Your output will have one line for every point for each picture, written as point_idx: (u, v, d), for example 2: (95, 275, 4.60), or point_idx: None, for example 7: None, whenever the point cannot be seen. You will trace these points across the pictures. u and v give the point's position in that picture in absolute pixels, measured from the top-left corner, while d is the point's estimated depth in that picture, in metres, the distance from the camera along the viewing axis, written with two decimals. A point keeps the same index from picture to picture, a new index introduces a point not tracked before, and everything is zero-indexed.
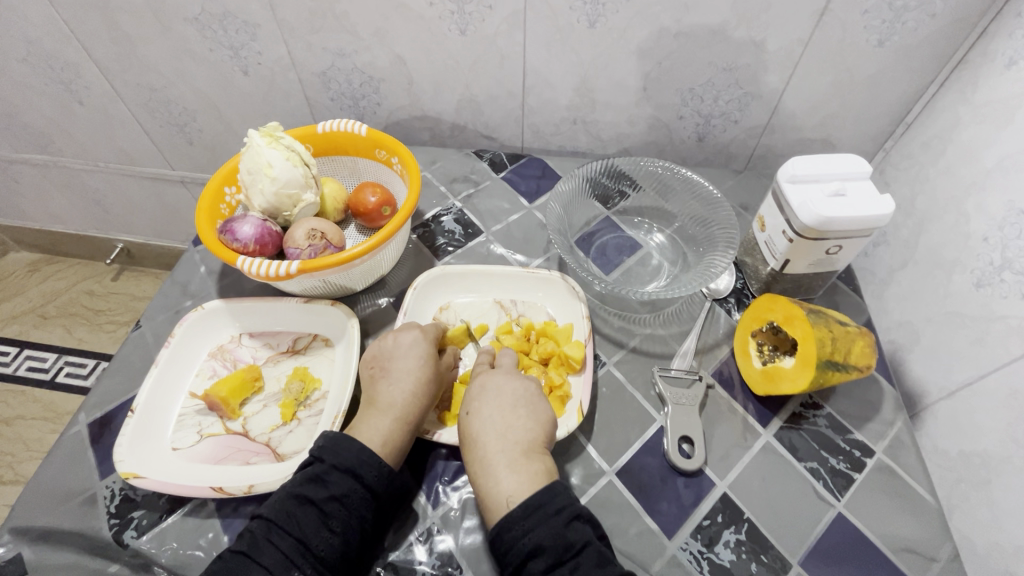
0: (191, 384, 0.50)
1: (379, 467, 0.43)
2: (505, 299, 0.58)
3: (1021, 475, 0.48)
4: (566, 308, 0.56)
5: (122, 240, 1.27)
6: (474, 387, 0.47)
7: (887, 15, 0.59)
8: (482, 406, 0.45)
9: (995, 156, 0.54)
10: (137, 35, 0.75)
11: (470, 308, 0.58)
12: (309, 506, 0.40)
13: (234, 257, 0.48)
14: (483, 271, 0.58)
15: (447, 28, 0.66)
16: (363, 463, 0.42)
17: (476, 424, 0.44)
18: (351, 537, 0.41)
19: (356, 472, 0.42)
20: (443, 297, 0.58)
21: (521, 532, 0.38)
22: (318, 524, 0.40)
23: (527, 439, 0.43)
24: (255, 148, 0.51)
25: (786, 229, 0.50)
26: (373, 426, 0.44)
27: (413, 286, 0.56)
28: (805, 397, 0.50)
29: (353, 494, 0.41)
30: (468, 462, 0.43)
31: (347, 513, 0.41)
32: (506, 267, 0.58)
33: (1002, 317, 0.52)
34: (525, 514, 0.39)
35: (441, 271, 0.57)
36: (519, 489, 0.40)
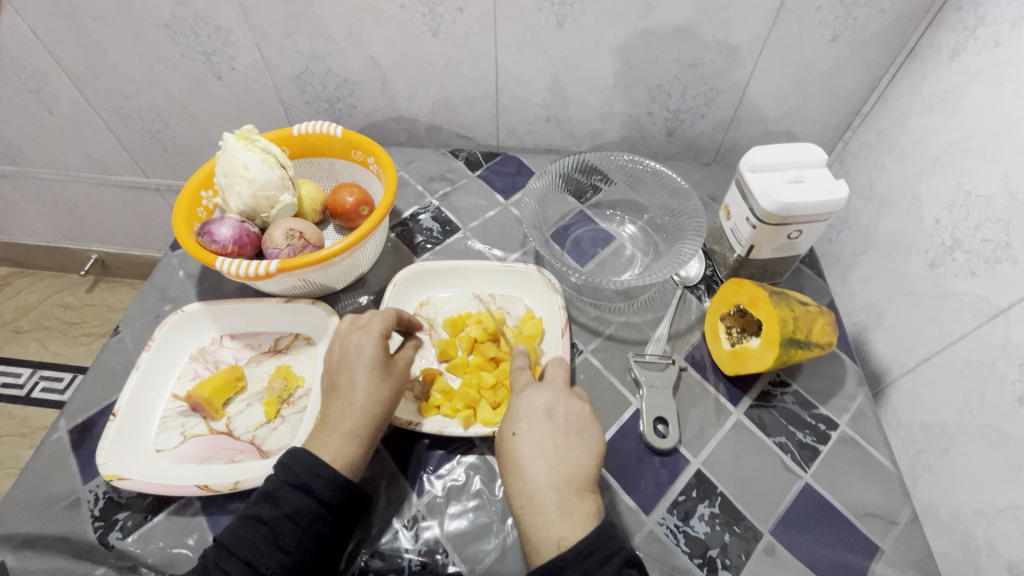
0: (173, 387, 0.50)
1: (333, 480, 0.42)
2: (484, 293, 0.59)
3: (978, 443, 0.52)
4: (543, 300, 0.58)
5: (97, 250, 1.24)
6: (521, 405, 0.46)
7: (840, 11, 0.62)
8: (535, 433, 0.44)
9: (944, 143, 0.58)
10: (107, 43, 0.75)
11: (450, 302, 0.59)
12: (260, 526, 0.40)
13: (213, 258, 0.48)
14: (462, 266, 0.59)
15: (419, 30, 0.68)
16: (316, 476, 0.41)
17: (526, 454, 0.42)
18: (305, 556, 0.40)
19: (308, 487, 0.41)
20: (424, 293, 0.59)
21: (572, 575, 0.36)
22: (268, 545, 0.39)
23: (579, 477, 0.41)
24: (231, 150, 0.52)
25: (749, 217, 0.52)
26: (324, 444, 0.44)
27: (393, 283, 0.57)
28: (773, 376, 0.52)
29: (304, 510, 0.40)
30: (513, 493, 0.42)
31: (300, 531, 0.40)
32: (484, 262, 0.59)
33: (955, 294, 0.55)
34: (577, 558, 0.36)
35: (420, 267, 0.58)
36: (568, 529, 0.39)
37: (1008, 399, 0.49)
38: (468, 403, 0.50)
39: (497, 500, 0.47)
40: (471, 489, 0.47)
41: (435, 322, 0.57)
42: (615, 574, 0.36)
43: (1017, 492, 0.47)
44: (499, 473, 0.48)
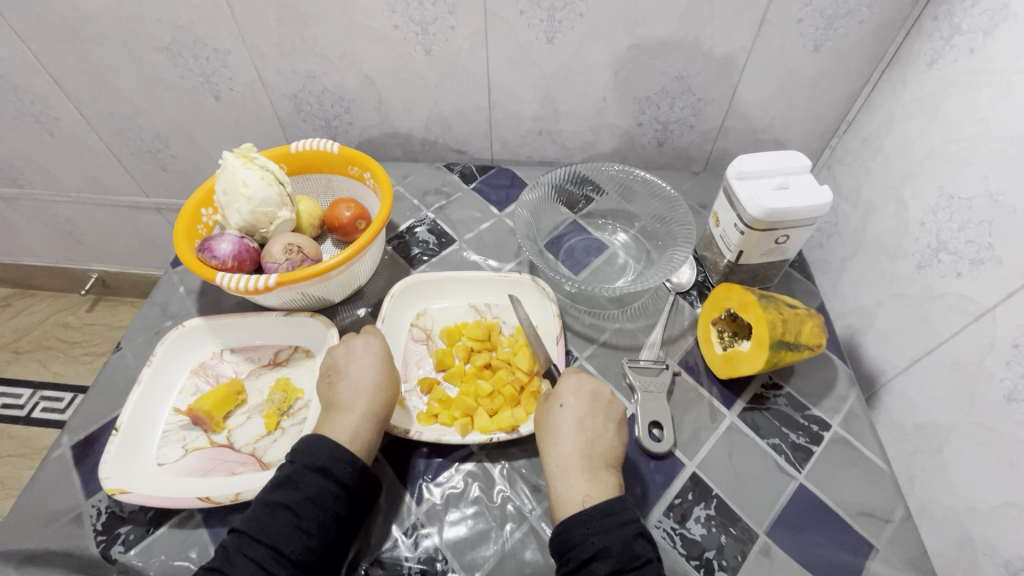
0: (174, 401, 0.51)
1: (352, 464, 0.44)
2: (480, 303, 0.60)
3: (970, 441, 0.52)
4: (537, 309, 0.59)
5: (97, 270, 1.25)
6: (565, 383, 0.49)
7: (820, 23, 0.64)
8: (577, 407, 0.47)
9: (925, 147, 0.59)
10: (109, 66, 0.77)
11: (447, 312, 0.60)
12: (281, 512, 0.42)
13: (213, 274, 0.49)
14: (458, 277, 0.60)
15: (413, 49, 0.70)
16: (335, 460, 0.44)
17: (567, 424, 0.46)
18: (327, 537, 0.42)
19: (328, 471, 0.43)
20: (420, 304, 0.60)
21: (593, 530, 0.40)
22: (292, 528, 0.41)
23: (608, 454, 0.46)
24: (231, 168, 0.53)
25: (737, 223, 0.53)
26: (340, 424, 0.46)
27: (390, 294, 0.58)
28: (766, 379, 0.53)
29: (326, 492, 0.43)
30: (547, 455, 0.46)
31: (321, 514, 0.42)
32: (480, 273, 0.60)
33: (942, 295, 0.56)
34: (598, 516, 0.41)
35: (417, 278, 0.60)
36: (594, 491, 0.43)
37: (997, 397, 0.50)
38: (466, 411, 0.50)
39: (495, 506, 0.47)
40: (469, 495, 0.48)
41: (432, 332, 0.58)
42: (629, 538, 0.40)
43: (1008, 489, 0.48)
44: (497, 479, 0.49)
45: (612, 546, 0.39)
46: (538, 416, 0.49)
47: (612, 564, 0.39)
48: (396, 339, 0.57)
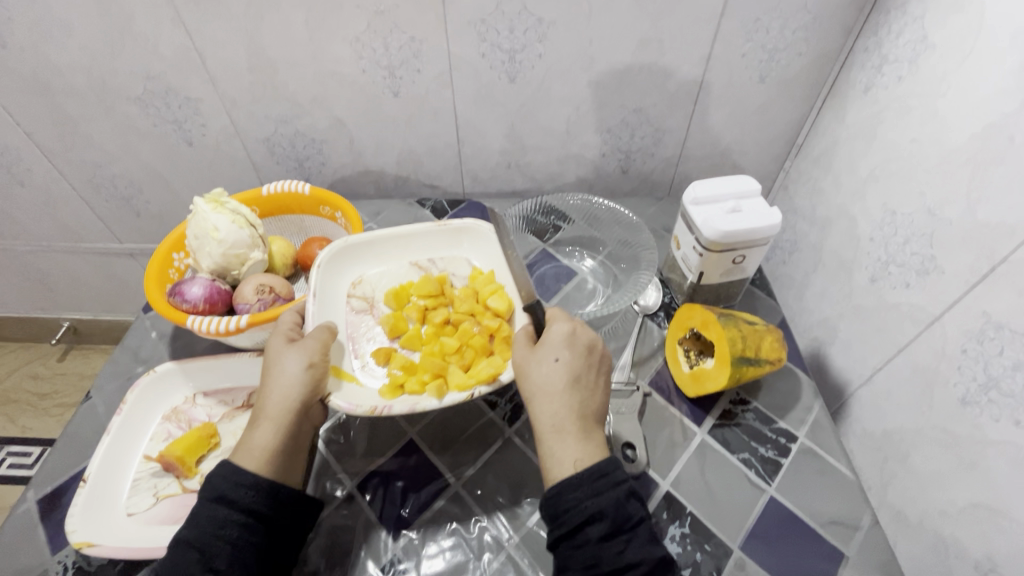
0: (145, 448, 0.50)
1: (255, 488, 0.43)
2: (420, 261, 0.62)
3: (934, 445, 0.54)
4: (489, 255, 0.61)
5: (68, 318, 1.23)
6: (555, 333, 0.48)
7: (763, 56, 0.68)
8: (571, 361, 0.46)
9: (868, 167, 0.63)
10: (81, 117, 0.78)
11: (385, 276, 0.61)
12: (190, 553, 0.40)
13: (184, 318, 0.50)
14: (392, 237, 0.61)
15: (381, 91, 0.72)
16: (235, 486, 0.42)
17: (558, 383, 0.45)
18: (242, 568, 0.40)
19: (229, 499, 0.42)
20: (355, 273, 0.60)
21: (587, 496, 0.40)
22: (201, 569, 0.39)
23: (593, 413, 0.46)
24: (201, 214, 0.54)
25: (696, 245, 0.56)
26: (255, 438, 0.45)
27: (318, 264, 0.57)
28: (734, 395, 0.54)
29: (229, 524, 0.41)
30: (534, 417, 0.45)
31: (226, 548, 0.40)
32: (416, 228, 0.62)
33: (895, 305, 0.59)
34: (590, 479, 0.41)
35: (346, 244, 0.59)
36: (586, 454, 0.43)
37: (953, 400, 0.52)
38: (436, 373, 0.50)
39: (473, 538, 0.48)
40: (447, 528, 0.48)
41: (375, 298, 0.59)
42: (622, 499, 0.41)
43: (973, 490, 0.49)
44: (474, 510, 0.49)
45: (605, 508, 0.40)
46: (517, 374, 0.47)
47: (607, 526, 0.39)
48: (339, 314, 0.57)
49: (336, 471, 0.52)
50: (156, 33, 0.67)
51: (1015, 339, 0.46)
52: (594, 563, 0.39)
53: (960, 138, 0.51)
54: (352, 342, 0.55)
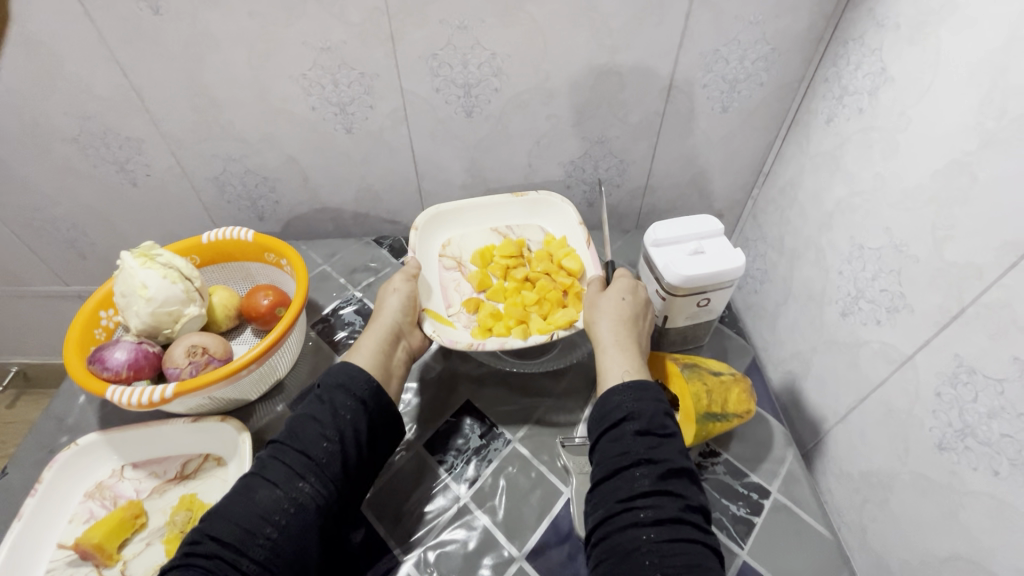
0: (63, 533, 0.46)
1: (368, 382, 0.50)
2: (500, 227, 0.69)
3: (912, 490, 0.51)
4: (562, 224, 0.68)
5: (16, 363, 1.16)
6: (621, 281, 0.54)
7: (724, 87, 0.67)
8: (630, 302, 0.52)
9: (833, 200, 0.62)
10: (14, 159, 0.73)
11: (469, 239, 0.68)
12: (311, 421, 0.46)
13: (103, 389, 0.45)
14: (473, 205, 0.68)
15: (333, 128, 0.69)
16: (352, 377, 0.49)
17: (619, 313, 0.51)
18: (347, 447, 0.46)
19: (347, 385, 0.49)
20: (443, 236, 0.68)
21: (628, 398, 0.44)
22: (319, 436, 0.45)
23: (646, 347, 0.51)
24: (128, 270, 0.50)
25: (658, 288, 0.53)
26: (364, 347, 0.53)
27: (415, 227, 0.66)
28: (703, 446, 0.52)
29: (346, 405, 0.48)
30: (595, 336, 0.50)
31: (340, 421, 0.47)
32: (494, 199, 0.69)
33: (867, 342, 0.57)
34: (633, 388, 0.45)
35: (436, 211, 0.67)
36: (636, 370, 0.47)
37: (929, 445, 0.50)
38: (519, 320, 0.58)
39: None
40: None
41: (462, 257, 0.67)
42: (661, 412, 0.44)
43: (954, 541, 0.47)
44: None
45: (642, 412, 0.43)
46: (586, 309, 0.53)
47: (642, 424, 0.42)
48: (432, 269, 0.65)
49: None
50: (89, 74, 0.63)
51: (988, 385, 0.44)
52: (628, 450, 0.41)
53: (923, 175, 0.49)
54: (443, 293, 0.63)
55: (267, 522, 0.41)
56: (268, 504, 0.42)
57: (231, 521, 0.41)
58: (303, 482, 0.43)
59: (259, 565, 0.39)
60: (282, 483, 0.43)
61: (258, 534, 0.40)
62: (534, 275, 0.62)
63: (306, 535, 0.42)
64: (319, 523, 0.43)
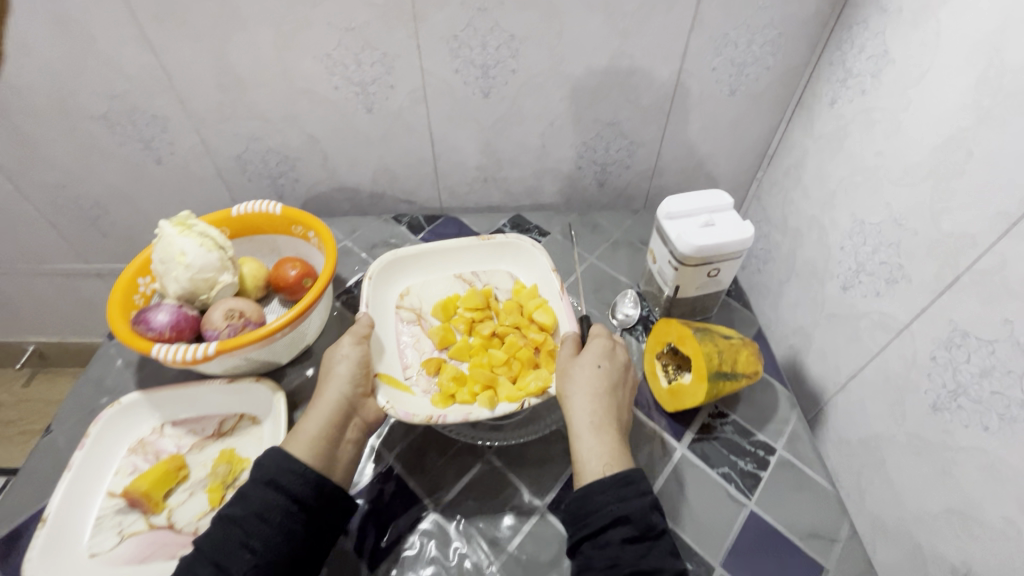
0: (110, 483, 0.48)
1: (303, 477, 0.45)
2: (463, 272, 0.67)
3: (908, 452, 0.55)
4: (531, 269, 0.66)
5: (33, 341, 1.18)
6: (596, 347, 0.52)
7: (732, 70, 0.69)
8: (604, 375, 0.50)
9: (836, 179, 0.64)
10: (42, 137, 0.76)
11: (431, 288, 0.66)
12: (234, 527, 0.42)
13: (149, 346, 0.48)
14: (434, 251, 0.66)
15: (354, 108, 0.71)
16: (284, 475, 0.44)
17: (595, 386, 0.49)
18: (275, 555, 0.41)
19: (277, 484, 0.44)
20: (402, 284, 0.66)
21: (611, 498, 0.42)
22: (241, 546, 0.41)
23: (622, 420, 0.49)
24: (167, 237, 0.52)
25: (671, 260, 0.56)
26: (307, 429, 0.48)
27: (368, 277, 0.62)
28: (713, 408, 0.55)
29: (275, 508, 0.43)
30: (570, 414, 0.48)
31: (270, 530, 0.42)
32: (458, 242, 0.67)
33: (867, 313, 0.60)
34: (614, 485, 0.43)
35: (392, 258, 0.64)
36: (615, 457, 0.46)
37: (925, 407, 0.53)
38: (486, 383, 0.53)
39: (453, 565, 0.47)
40: (426, 556, 0.47)
41: (422, 308, 0.64)
42: (646, 509, 0.42)
43: (946, 496, 0.50)
44: (454, 536, 0.49)
45: (626, 514, 0.41)
46: (559, 377, 0.51)
47: (632, 529, 0.41)
48: (390, 326, 0.61)
49: None
50: (119, 52, 0.65)
51: (980, 346, 0.47)
52: (617, 560, 0.40)
53: (922, 152, 0.52)
54: (401, 352, 0.59)
55: None
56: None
57: None
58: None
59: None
60: None
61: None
62: (502, 331, 0.59)
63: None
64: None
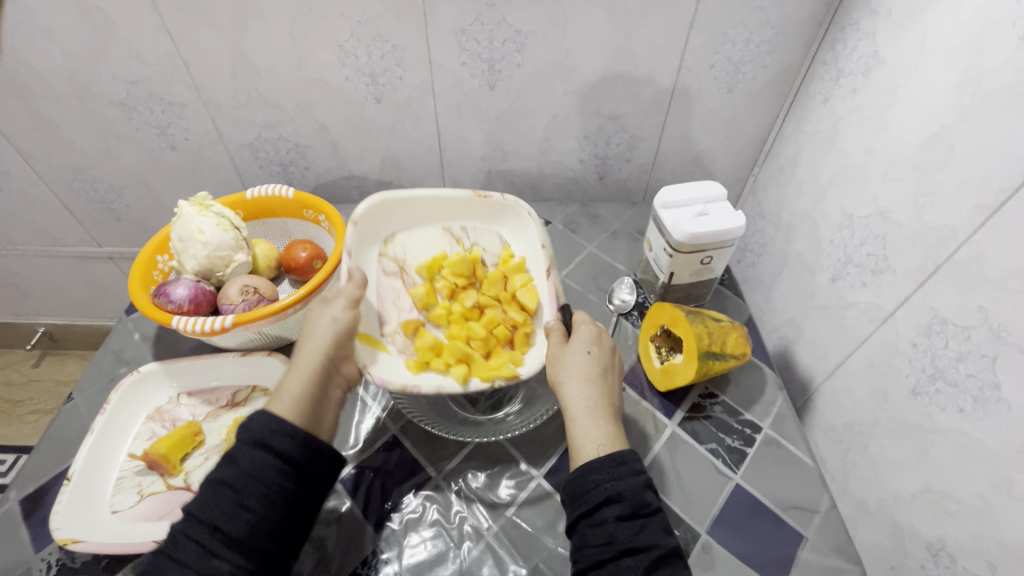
0: (130, 446, 0.51)
1: (292, 436, 0.45)
2: (452, 227, 0.66)
3: (890, 435, 0.57)
4: (522, 241, 0.64)
5: (45, 323, 1.21)
6: (582, 334, 0.53)
7: (730, 68, 0.72)
8: (593, 360, 0.51)
9: (827, 174, 0.67)
10: (62, 121, 0.78)
11: (417, 240, 0.65)
12: (223, 488, 0.42)
13: (169, 318, 0.51)
14: (424, 199, 0.64)
15: (364, 98, 0.74)
16: (273, 432, 0.45)
17: (587, 370, 0.50)
18: (269, 513, 0.42)
19: (267, 444, 0.44)
20: (387, 231, 0.64)
21: (606, 477, 0.44)
22: (234, 505, 0.41)
23: (614, 404, 0.50)
24: (186, 216, 0.55)
25: (666, 247, 0.59)
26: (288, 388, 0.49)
27: (353, 222, 0.60)
28: (703, 389, 0.58)
29: (267, 467, 0.43)
30: (564, 400, 0.49)
31: (263, 489, 0.43)
32: (449, 194, 0.63)
33: (854, 303, 0.62)
34: (610, 465, 0.44)
35: (381, 200, 0.62)
36: (609, 439, 0.47)
37: (906, 392, 0.55)
38: (460, 358, 0.55)
39: (453, 527, 0.50)
40: (427, 519, 0.50)
41: (404, 261, 0.63)
42: (640, 486, 0.43)
43: (924, 476, 0.53)
44: (454, 501, 0.51)
45: (623, 493, 0.43)
46: (550, 364, 0.52)
47: (625, 507, 0.42)
48: (372, 274, 0.61)
49: None
50: (140, 40, 0.68)
51: (957, 333, 0.49)
52: (612, 539, 0.41)
53: (908, 148, 0.54)
54: (380, 306, 0.60)
55: None
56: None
57: None
58: (219, 559, 0.40)
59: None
60: (197, 564, 0.39)
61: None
62: (483, 302, 0.60)
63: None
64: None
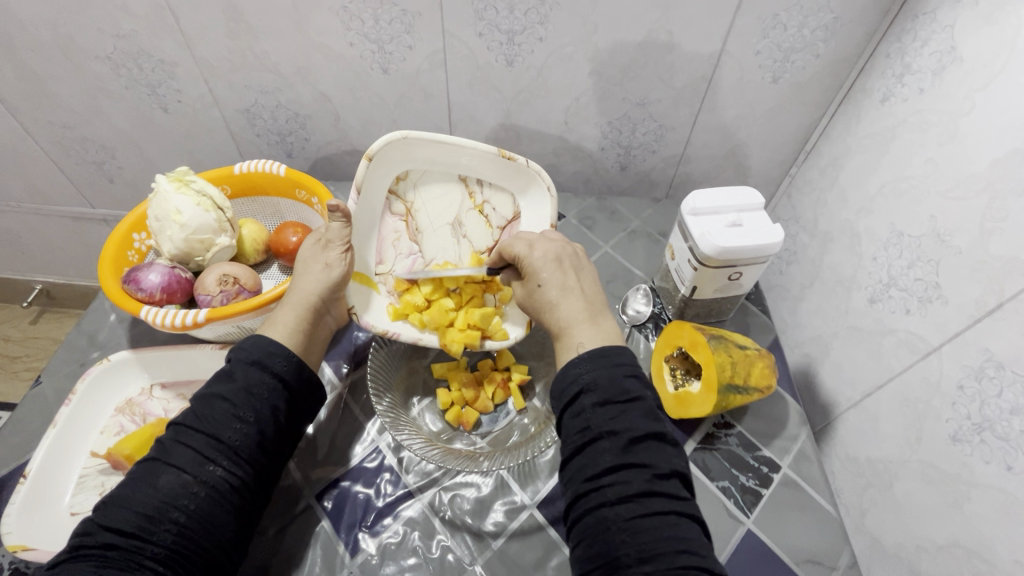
0: (94, 443, 0.48)
1: (288, 358, 0.46)
2: (470, 176, 0.59)
3: (918, 479, 0.52)
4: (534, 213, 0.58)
5: (41, 281, 1.18)
6: (535, 259, 0.48)
7: (778, 55, 0.64)
8: (553, 277, 0.47)
9: (877, 183, 0.60)
10: (46, 74, 0.73)
11: (430, 180, 0.59)
12: (219, 401, 0.43)
13: (138, 308, 0.48)
14: (449, 144, 0.55)
15: (369, 67, 0.68)
16: (270, 354, 0.45)
17: (557, 285, 0.47)
18: (263, 427, 0.43)
19: (264, 363, 0.45)
20: (401, 165, 0.57)
21: (606, 470, 0.38)
22: (229, 417, 0.42)
23: (591, 292, 0.48)
24: (163, 194, 0.50)
25: (691, 259, 0.53)
26: (280, 320, 0.48)
27: (367, 156, 0.52)
28: (718, 418, 0.55)
29: (263, 384, 0.44)
30: (551, 316, 0.47)
31: (260, 404, 0.43)
32: (478, 146, 0.54)
33: (893, 331, 0.56)
34: (615, 458, 0.38)
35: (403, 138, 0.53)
36: (601, 337, 0.44)
37: (943, 436, 0.50)
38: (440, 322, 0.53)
39: (434, 557, 0.46)
40: (408, 545, 0.47)
41: (413, 204, 0.59)
42: (647, 483, 0.37)
43: (954, 530, 0.48)
44: (438, 528, 0.48)
45: (627, 488, 0.37)
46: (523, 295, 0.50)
47: (629, 507, 0.36)
48: (375, 210, 0.57)
49: (295, 477, 0.50)
50: None
51: (1016, 381, 0.43)
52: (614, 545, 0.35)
53: (980, 164, 0.47)
54: (378, 245, 0.58)
55: (174, 506, 0.38)
56: (173, 491, 0.39)
57: (129, 508, 0.38)
58: (215, 465, 0.40)
59: (165, 553, 0.37)
60: (189, 467, 0.40)
61: (161, 525, 0.37)
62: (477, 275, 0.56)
63: (220, 518, 0.40)
64: (235, 505, 0.41)
